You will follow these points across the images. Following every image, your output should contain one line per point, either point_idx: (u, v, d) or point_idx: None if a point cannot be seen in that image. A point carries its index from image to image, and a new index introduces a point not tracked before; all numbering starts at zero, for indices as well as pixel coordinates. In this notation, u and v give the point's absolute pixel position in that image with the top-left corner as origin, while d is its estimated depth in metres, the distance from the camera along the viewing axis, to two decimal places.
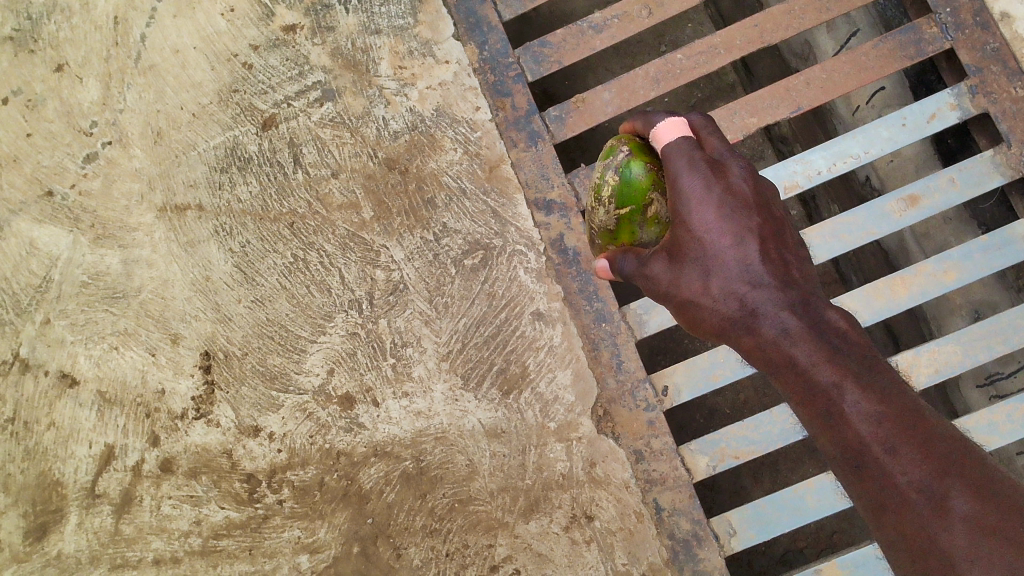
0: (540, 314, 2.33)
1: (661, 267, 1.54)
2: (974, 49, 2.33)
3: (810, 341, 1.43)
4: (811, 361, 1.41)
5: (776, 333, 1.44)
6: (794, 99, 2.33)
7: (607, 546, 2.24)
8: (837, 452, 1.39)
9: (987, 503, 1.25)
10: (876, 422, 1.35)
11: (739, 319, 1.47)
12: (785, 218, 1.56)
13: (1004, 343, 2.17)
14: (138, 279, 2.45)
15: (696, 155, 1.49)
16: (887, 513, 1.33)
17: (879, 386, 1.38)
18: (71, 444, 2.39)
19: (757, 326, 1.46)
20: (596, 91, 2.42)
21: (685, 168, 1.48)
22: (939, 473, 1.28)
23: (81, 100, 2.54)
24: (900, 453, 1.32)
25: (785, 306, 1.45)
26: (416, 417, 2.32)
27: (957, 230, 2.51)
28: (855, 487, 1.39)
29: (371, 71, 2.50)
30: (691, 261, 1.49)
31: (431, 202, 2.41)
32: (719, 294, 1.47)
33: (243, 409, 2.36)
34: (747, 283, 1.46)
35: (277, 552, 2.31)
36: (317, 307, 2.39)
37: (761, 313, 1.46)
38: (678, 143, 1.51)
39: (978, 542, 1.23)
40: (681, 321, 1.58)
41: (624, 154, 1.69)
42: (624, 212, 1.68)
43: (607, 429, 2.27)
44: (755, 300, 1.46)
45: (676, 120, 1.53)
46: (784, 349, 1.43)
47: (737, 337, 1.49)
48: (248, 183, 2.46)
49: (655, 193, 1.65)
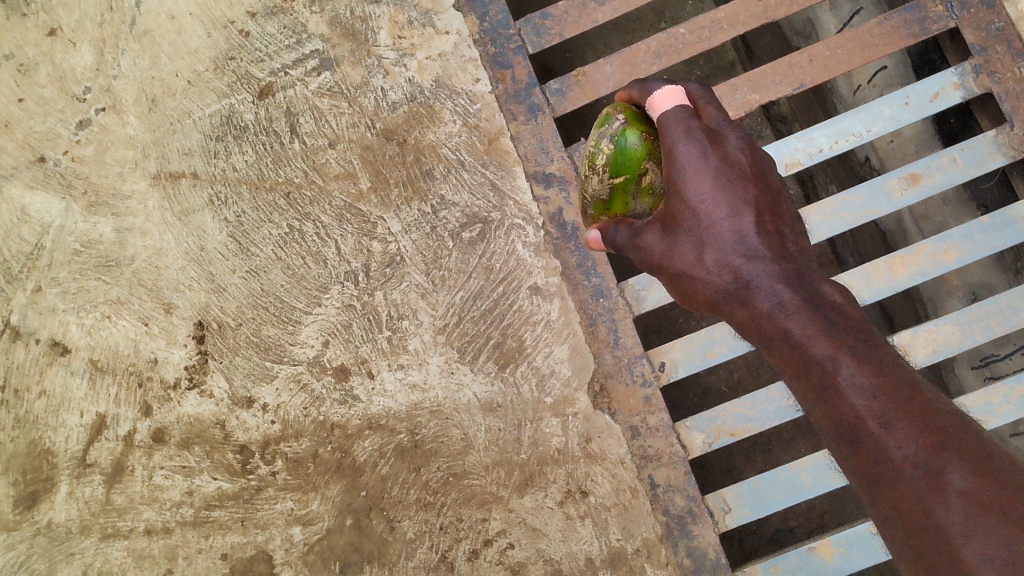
0: (538, 288, 2.32)
1: (653, 238, 1.52)
2: (979, 28, 2.31)
3: (805, 314, 1.41)
4: (807, 334, 1.40)
5: (771, 305, 1.43)
6: (797, 75, 2.31)
7: (601, 522, 2.23)
8: (832, 426, 1.37)
9: (984, 478, 1.24)
10: (872, 395, 1.33)
11: (732, 292, 1.46)
12: (782, 190, 1.55)
13: (1003, 323, 2.16)
14: (131, 248, 2.43)
15: (693, 124, 1.48)
16: (881, 488, 1.31)
17: (875, 359, 1.37)
18: (63, 413, 2.37)
19: (751, 298, 1.44)
20: (597, 64, 2.39)
21: (681, 136, 1.47)
22: (936, 448, 1.27)
23: (75, 65, 2.50)
24: (896, 428, 1.31)
25: (780, 279, 1.44)
26: (412, 390, 2.31)
27: (957, 211, 2.50)
28: (848, 462, 1.37)
29: (370, 41, 2.47)
30: (684, 232, 1.47)
31: (429, 173, 2.39)
32: (712, 265, 1.46)
33: (237, 379, 2.35)
34: (741, 256, 1.45)
35: (270, 524, 2.30)
36: (313, 279, 2.37)
37: (754, 284, 1.44)
38: (676, 110, 1.49)
39: (975, 518, 1.21)
40: (674, 294, 1.57)
41: (620, 122, 1.66)
42: (618, 181, 1.66)
43: (603, 405, 2.26)
44: (750, 273, 1.45)
45: (674, 87, 1.52)
46: (779, 322, 1.42)
47: (730, 310, 1.48)
48: (244, 152, 2.44)
49: (650, 162, 1.63)
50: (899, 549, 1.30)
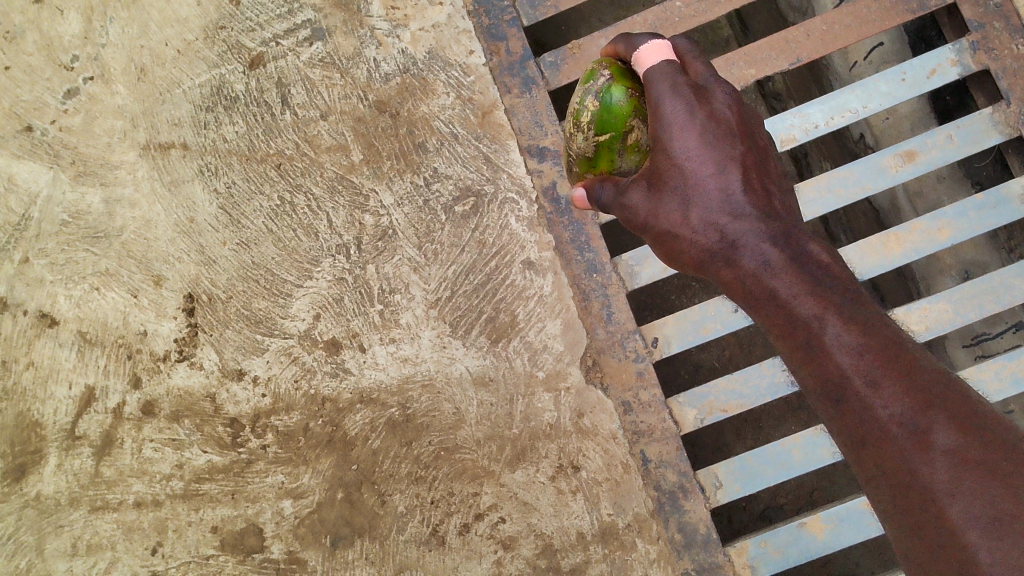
0: (531, 263, 2.30)
1: (638, 196, 1.50)
2: (978, 3, 2.28)
3: (790, 273, 1.40)
4: (792, 294, 1.39)
5: (757, 265, 1.42)
6: (793, 51, 2.30)
7: (593, 496, 2.24)
8: (818, 386, 1.36)
9: (970, 436, 1.22)
10: (858, 354, 1.32)
11: (719, 251, 1.45)
12: (769, 147, 1.53)
13: (996, 301, 2.16)
14: (120, 219, 2.40)
15: (680, 80, 1.45)
16: (866, 447, 1.30)
17: (861, 318, 1.35)
18: (50, 385, 2.35)
19: (737, 258, 1.44)
20: (593, 37, 2.34)
21: (668, 92, 1.44)
22: (922, 406, 1.26)
23: (62, 33, 2.46)
24: (882, 387, 1.29)
25: (767, 239, 1.42)
26: (404, 363, 2.30)
27: (951, 188, 2.49)
28: (834, 421, 1.36)
29: (362, 11, 2.44)
30: (669, 189, 1.46)
31: (422, 146, 2.37)
32: (698, 224, 1.44)
33: (227, 352, 2.33)
34: (727, 215, 1.43)
35: (260, 497, 2.30)
36: (304, 252, 2.35)
37: (740, 243, 1.43)
38: (662, 66, 1.46)
39: (961, 476, 1.20)
40: (659, 253, 1.56)
41: (605, 78, 1.63)
42: (603, 139, 1.63)
43: (596, 379, 2.26)
44: (736, 232, 1.43)
45: (659, 42, 1.49)
46: (765, 282, 1.41)
47: (716, 270, 1.47)
48: (235, 123, 2.41)
49: (636, 120, 1.60)
50: (884, 508, 1.29)
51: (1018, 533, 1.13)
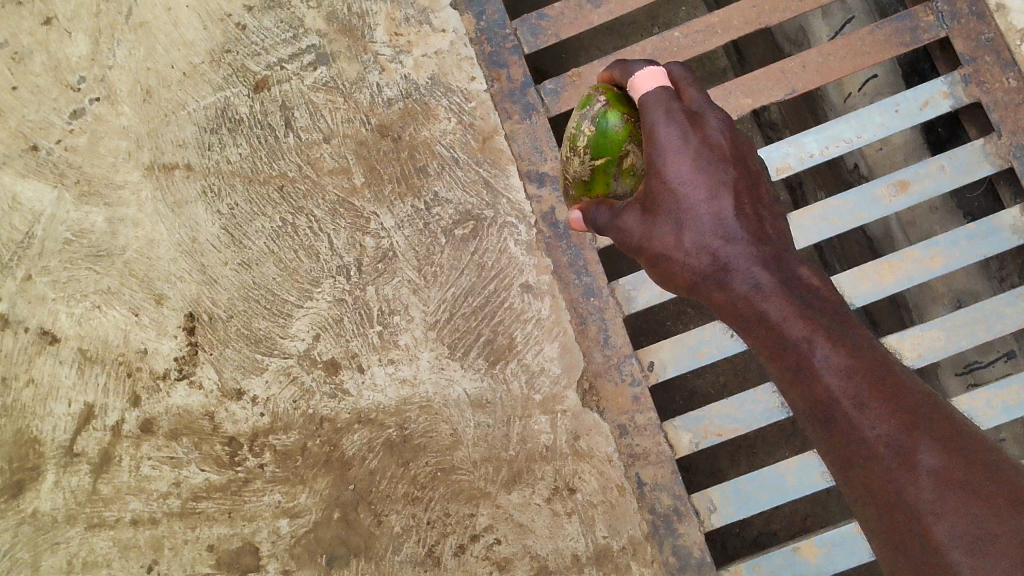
0: (529, 286, 2.33)
1: (631, 219, 1.53)
2: (970, 38, 2.34)
3: (780, 296, 1.42)
4: (782, 316, 1.41)
5: (749, 288, 1.44)
6: (789, 81, 2.34)
7: (588, 519, 2.25)
8: (807, 407, 1.38)
9: (953, 456, 1.24)
10: (846, 376, 1.34)
11: (711, 274, 1.48)
12: (760, 172, 1.56)
13: (987, 329, 2.19)
14: (123, 238, 2.42)
15: (674, 106, 1.49)
16: (854, 467, 1.32)
17: (849, 341, 1.37)
18: (50, 402, 2.37)
19: (728, 281, 1.46)
20: (592, 65, 2.39)
21: (662, 118, 1.48)
22: (908, 428, 1.27)
23: (69, 55, 2.50)
24: (869, 408, 1.31)
25: (758, 262, 1.45)
26: (402, 385, 2.32)
27: (944, 218, 2.53)
28: (824, 443, 1.37)
29: (366, 37, 2.48)
30: (662, 211, 1.49)
31: (423, 170, 2.40)
32: (691, 247, 1.47)
33: (227, 371, 2.35)
34: (719, 238, 1.46)
35: (257, 516, 2.31)
36: (304, 273, 2.38)
37: (731, 266, 1.46)
38: (656, 92, 1.51)
39: (945, 496, 1.22)
40: (652, 275, 1.58)
41: (601, 104, 1.67)
42: (599, 163, 1.66)
43: (592, 403, 2.28)
44: (728, 255, 1.46)
45: (654, 69, 1.54)
46: (756, 304, 1.44)
47: (709, 292, 1.50)
48: (238, 145, 2.44)
49: (631, 145, 1.63)
50: (872, 528, 1.31)
51: (1000, 554, 1.15)
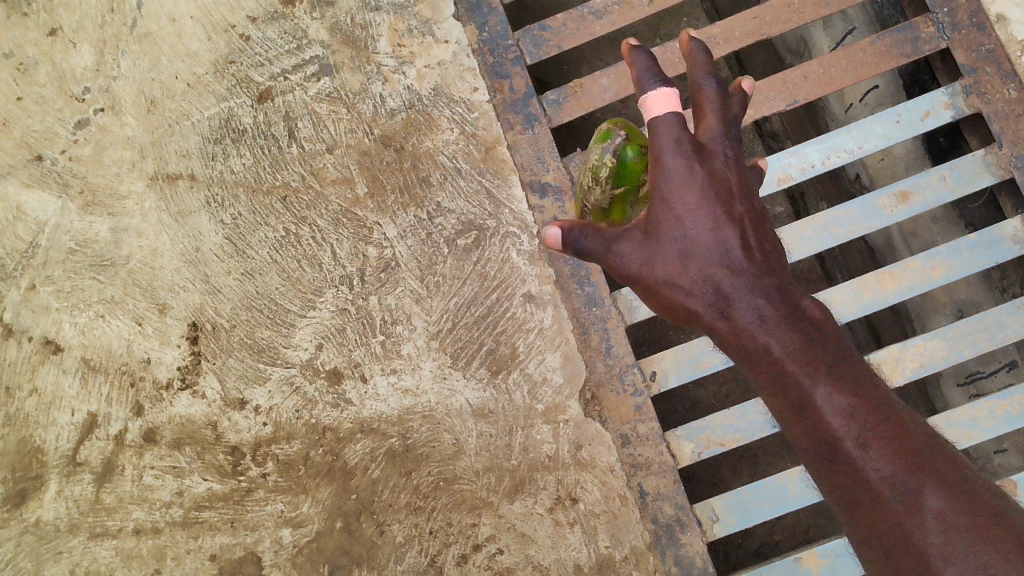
0: (531, 296, 2.33)
1: (628, 246, 1.46)
2: (970, 49, 2.35)
3: (785, 330, 1.43)
4: (785, 352, 1.41)
5: (752, 320, 1.44)
6: (791, 92, 2.35)
7: (590, 529, 2.26)
8: (811, 444, 1.39)
9: (959, 499, 1.25)
10: (850, 415, 1.35)
11: (714, 306, 1.45)
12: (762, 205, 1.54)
13: (989, 339, 2.20)
14: (127, 248, 2.43)
15: (685, 135, 1.43)
16: (858, 508, 1.33)
17: (852, 379, 1.39)
18: (53, 411, 2.37)
19: (732, 312, 1.45)
20: (595, 76, 2.40)
21: (671, 146, 1.43)
22: (913, 469, 1.29)
23: (74, 66, 2.52)
24: (873, 448, 1.32)
25: (762, 295, 1.44)
26: (404, 395, 2.32)
27: (945, 228, 2.54)
28: (826, 482, 1.39)
29: (369, 48, 2.49)
30: (666, 238, 1.45)
31: (425, 180, 2.41)
32: (695, 278, 1.44)
33: (230, 381, 2.35)
34: (724, 271, 1.44)
35: (259, 526, 2.31)
36: (307, 283, 2.38)
37: (735, 298, 1.44)
38: (667, 116, 1.43)
39: (954, 538, 1.22)
40: (648, 303, 1.54)
41: (619, 137, 1.68)
42: (618, 192, 1.69)
43: (595, 413, 2.28)
44: (731, 287, 1.44)
45: (669, 90, 1.44)
46: (759, 338, 1.43)
47: (709, 323, 1.47)
48: (242, 156, 2.45)
49: (650, 177, 1.66)
50: (877, 568, 1.32)
51: None
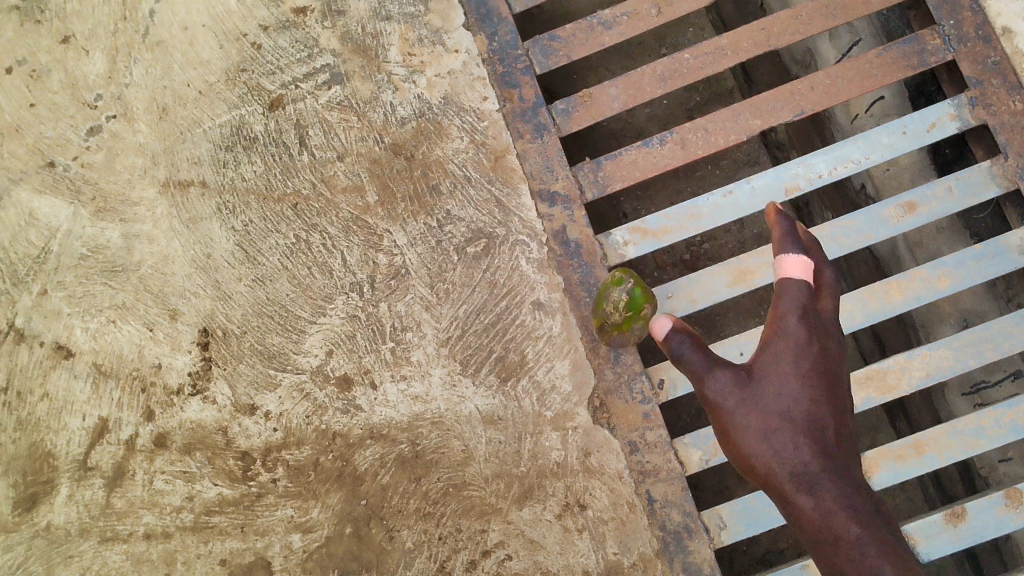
0: (541, 304, 2.36)
1: (727, 380, 1.63)
2: (976, 61, 2.37)
3: (868, 525, 1.46)
4: (866, 538, 1.45)
5: (836, 502, 1.49)
6: (798, 103, 2.37)
7: (598, 535, 2.26)
8: None
9: None
10: None
11: (801, 477, 1.53)
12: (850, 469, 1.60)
13: (995, 349, 2.22)
14: (138, 254, 2.45)
15: (811, 305, 1.66)
16: None
17: None
18: (65, 416, 2.39)
19: (815, 489, 1.51)
20: (603, 87, 2.44)
21: (797, 309, 1.65)
22: None
23: (87, 73, 2.54)
24: None
25: (845, 486, 1.51)
26: (414, 401, 2.34)
27: (950, 238, 2.56)
28: None
29: (380, 57, 2.51)
30: (769, 390, 1.60)
31: (435, 188, 2.43)
32: (789, 443, 1.55)
33: (240, 386, 2.37)
34: (817, 449, 1.54)
35: (269, 531, 2.32)
36: (318, 290, 2.40)
37: (820, 483, 1.51)
38: (797, 280, 1.67)
39: None
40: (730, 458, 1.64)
41: (631, 281, 2.17)
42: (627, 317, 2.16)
43: (603, 420, 2.30)
44: (820, 477, 1.52)
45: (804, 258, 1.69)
46: (837, 522, 1.47)
47: (790, 497, 1.53)
48: (253, 163, 2.47)
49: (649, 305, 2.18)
50: None
51: None
